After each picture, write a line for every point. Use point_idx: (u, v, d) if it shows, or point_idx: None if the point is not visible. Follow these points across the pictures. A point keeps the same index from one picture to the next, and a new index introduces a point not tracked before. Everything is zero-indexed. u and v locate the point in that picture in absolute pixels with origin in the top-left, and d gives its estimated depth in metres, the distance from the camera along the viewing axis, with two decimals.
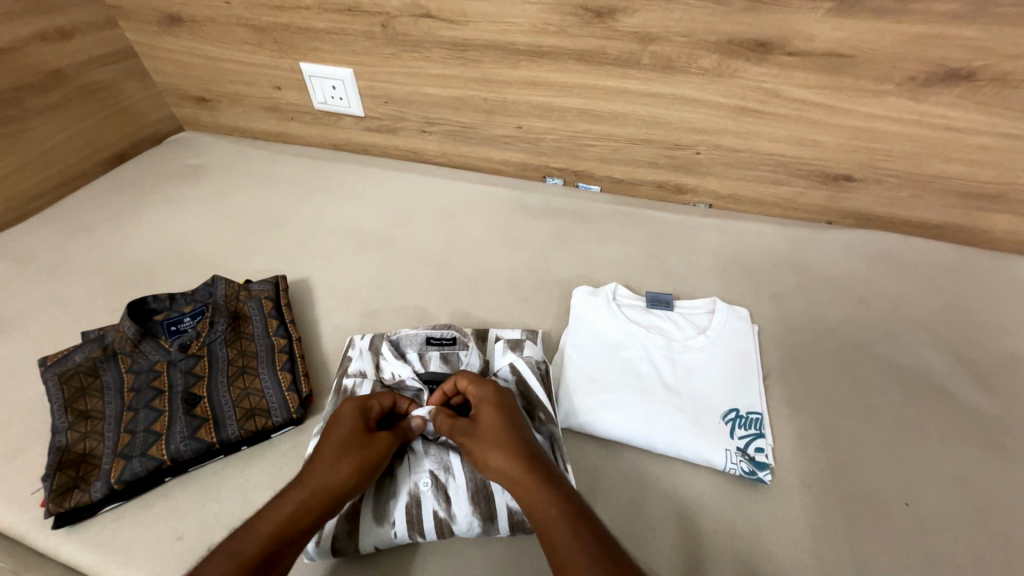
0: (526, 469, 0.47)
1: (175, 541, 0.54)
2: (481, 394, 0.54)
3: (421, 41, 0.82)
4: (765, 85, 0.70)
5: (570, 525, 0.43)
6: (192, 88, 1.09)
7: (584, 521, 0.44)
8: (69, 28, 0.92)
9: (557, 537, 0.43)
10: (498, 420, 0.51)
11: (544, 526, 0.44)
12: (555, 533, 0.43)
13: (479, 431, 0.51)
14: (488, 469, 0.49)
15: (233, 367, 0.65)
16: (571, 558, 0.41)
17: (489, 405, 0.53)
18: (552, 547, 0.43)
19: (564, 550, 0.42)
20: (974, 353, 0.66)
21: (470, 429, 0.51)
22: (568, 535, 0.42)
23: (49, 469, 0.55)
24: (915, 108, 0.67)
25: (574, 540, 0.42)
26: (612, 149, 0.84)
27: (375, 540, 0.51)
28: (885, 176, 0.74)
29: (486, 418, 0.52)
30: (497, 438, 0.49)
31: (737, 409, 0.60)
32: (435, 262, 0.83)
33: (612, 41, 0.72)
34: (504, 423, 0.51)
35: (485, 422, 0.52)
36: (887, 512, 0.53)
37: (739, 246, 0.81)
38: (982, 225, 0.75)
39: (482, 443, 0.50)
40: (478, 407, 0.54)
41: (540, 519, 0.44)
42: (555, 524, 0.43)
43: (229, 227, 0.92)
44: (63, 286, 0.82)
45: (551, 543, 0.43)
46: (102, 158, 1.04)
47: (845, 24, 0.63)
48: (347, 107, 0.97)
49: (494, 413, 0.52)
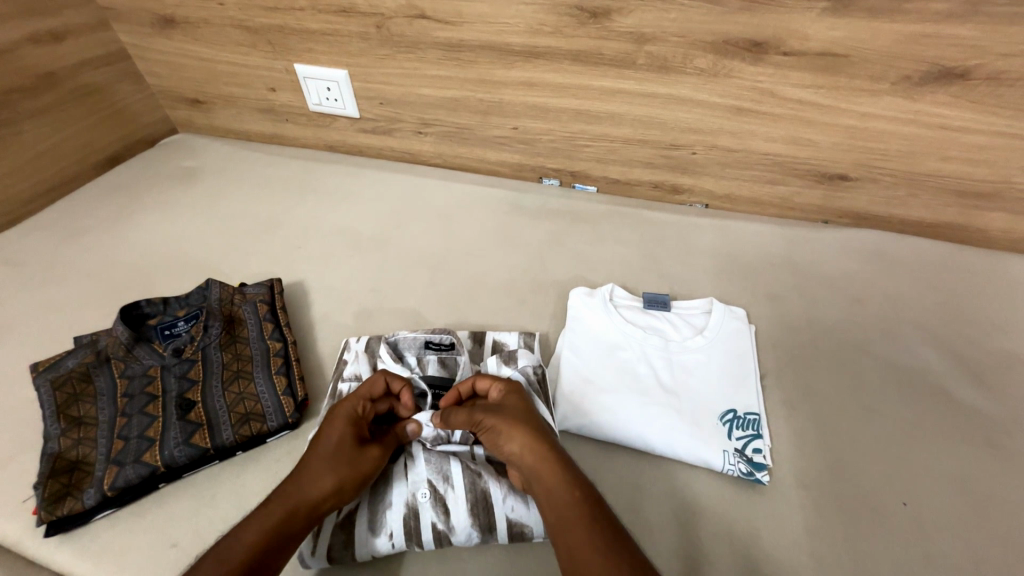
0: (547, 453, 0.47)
1: (171, 548, 0.53)
2: (506, 384, 0.55)
3: (415, 43, 0.82)
4: (760, 85, 0.70)
5: (590, 507, 0.44)
6: (186, 90, 1.08)
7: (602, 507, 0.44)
8: (61, 31, 0.92)
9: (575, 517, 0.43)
10: (522, 408, 0.52)
11: (563, 505, 0.44)
12: (575, 512, 0.43)
13: (505, 410, 0.51)
14: (509, 443, 0.49)
15: (228, 371, 0.64)
16: (590, 537, 0.41)
17: (517, 392, 0.54)
18: (569, 525, 0.43)
19: (583, 528, 0.42)
20: (972, 352, 0.66)
21: (495, 406, 0.52)
22: (586, 516, 0.43)
23: (42, 476, 0.55)
24: (911, 107, 0.67)
25: (592, 521, 0.42)
26: (609, 150, 0.84)
27: (371, 550, 0.50)
28: (882, 175, 0.74)
29: (513, 401, 0.53)
30: (526, 419, 0.50)
31: (735, 410, 0.60)
32: (431, 264, 0.82)
33: (608, 41, 0.71)
34: (526, 411, 0.52)
35: (512, 404, 0.52)
36: (884, 512, 0.53)
37: (736, 246, 0.81)
38: (979, 223, 0.75)
39: (504, 422, 0.50)
40: (502, 392, 0.54)
41: (559, 497, 0.44)
42: (575, 504, 0.44)
43: (224, 230, 0.92)
44: (55, 291, 0.81)
45: (569, 521, 0.43)
46: (96, 161, 1.03)
47: (841, 23, 0.62)
48: (342, 108, 0.97)
49: (521, 400, 0.53)
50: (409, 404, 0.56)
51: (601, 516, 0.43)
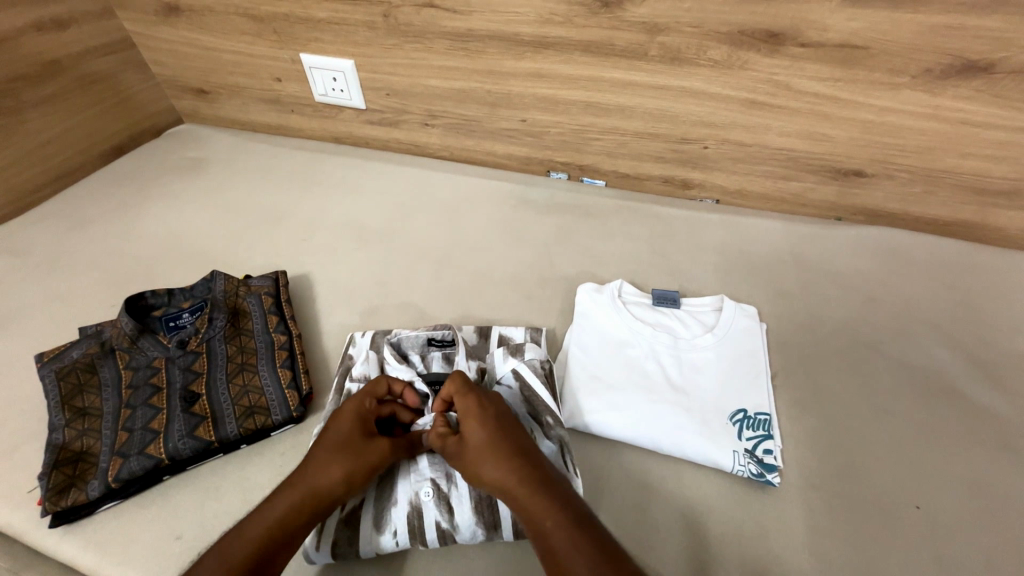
0: (516, 481, 0.45)
1: (175, 541, 0.53)
2: (463, 406, 0.52)
3: (423, 32, 0.81)
4: (776, 77, 0.68)
5: (570, 540, 0.42)
6: (192, 80, 1.07)
7: (586, 532, 0.42)
8: (66, 18, 0.91)
9: (558, 550, 0.41)
10: (482, 434, 0.49)
11: (544, 537, 0.43)
12: (557, 548, 0.42)
13: (466, 453, 0.49)
14: (479, 481, 0.47)
15: (232, 364, 0.64)
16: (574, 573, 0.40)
17: (473, 419, 0.50)
18: (551, 556, 0.42)
19: (567, 561, 0.41)
20: (988, 353, 0.64)
21: (459, 445, 0.50)
22: (568, 547, 0.41)
23: (46, 466, 0.54)
24: (931, 102, 0.65)
25: (575, 551, 0.41)
26: (619, 143, 0.82)
27: (375, 547, 0.50)
28: (898, 171, 0.72)
29: (470, 434, 0.49)
30: (488, 450, 0.48)
31: (745, 409, 0.59)
32: (437, 258, 0.82)
33: (620, 31, 0.70)
34: (488, 435, 0.49)
35: (472, 439, 0.49)
36: (896, 515, 0.52)
37: (746, 243, 0.79)
38: (997, 222, 0.74)
39: (468, 463, 0.48)
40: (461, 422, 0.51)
41: (539, 533, 0.43)
42: (556, 541, 0.42)
43: (228, 221, 0.91)
44: (60, 282, 0.81)
45: (552, 559, 0.41)
46: (102, 150, 1.03)
47: (861, 14, 0.61)
48: (348, 99, 0.96)
49: (480, 426, 0.50)
50: (414, 401, 0.57)
51: (584, 545, 0.41)
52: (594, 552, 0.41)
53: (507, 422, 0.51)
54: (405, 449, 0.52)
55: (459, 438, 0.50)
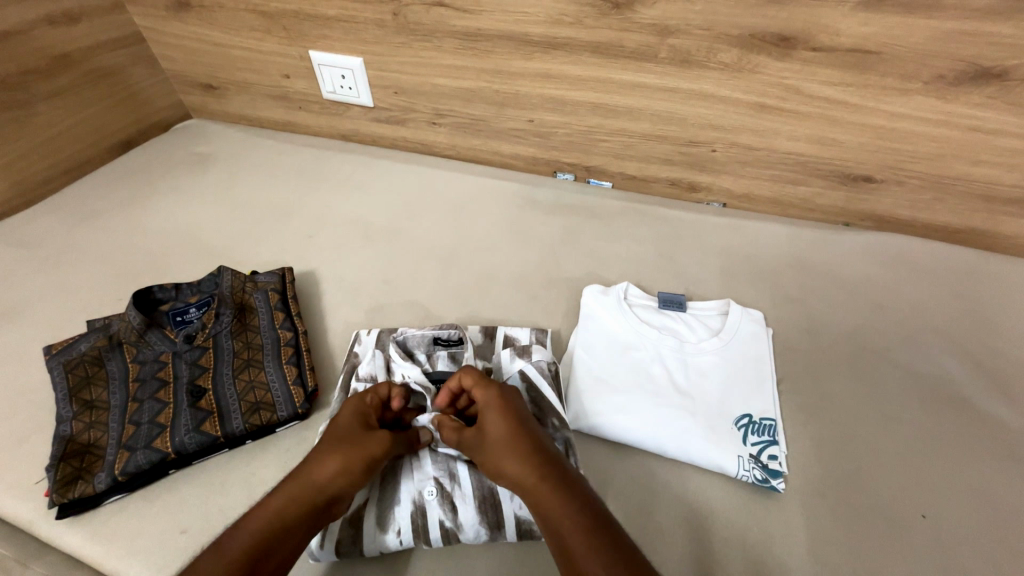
0: (537, 477, 0.46)
1: (179, 535, 0.53)
2: (484, 399, 0.52)
3: (432, 31, 0.81)
4: (786, 81, 0.68)
5: (586, 538, 0.42)
6: (200, 75, 1.07)
7: (602, 532, 0.42)
8: (78, 12, 0.91)
9: (573, 546, 0.42)
10: (504, 427, 0.49)
11: (560, 536, 0.43)
12: (572, 545, 0.42)
13: (487, 443, 0.49)
14: (498, 472, 0.48)
15: (238, 359, 0.64)
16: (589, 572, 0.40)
17: (496, 412, 0.51)
18: (566, 553, 0.42)
19: (582, 558, 0.41)
20: (996, 361, 0.64)
21: (479, 436, 0.50)
22: (583, 545, 0.41)
23: (54, 459, 0.55)
24: (944, 108, 0.64)
25: (590, 553, 0.41)
26: (626, 145, 0.82)
27: (380, 546, 0.50)
28: (908, 177, 0.72)
29: (493, 427, 0.50)
30: (510, 444, 0.48)
31: (750, 414, 0.59)
32: (442, 257, 0.82)
33: (630, 33, 0.70)
34: (509, 430, 0.49)
35: (493, 431, 0.49)
36: (903, 523, 0.51)
37: (752, 247, 0.79)
38: (1008, 230, 0.73)
39: (488, 453, 0.49)
40: (482, 413, 0.52)
41: (555, 528, 0.43)
42: (572, 538, 0.42)
43: (235, 217, 0.91)
44: (67, 275, 0.81)
45: (567, 554, 0.42)
46: (110, 144, 1.03)
47: (874, 18, 0.60)
48: (356, 97, 0.96)
49: (502, 420, 0.50)
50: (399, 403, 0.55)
51: (599, 544, 0.41)
52: (609, 552, 0.41)
53: (528, 418, 0.51)
54: (405, 443, 0.53)
55: (480, 429, 0.51)
